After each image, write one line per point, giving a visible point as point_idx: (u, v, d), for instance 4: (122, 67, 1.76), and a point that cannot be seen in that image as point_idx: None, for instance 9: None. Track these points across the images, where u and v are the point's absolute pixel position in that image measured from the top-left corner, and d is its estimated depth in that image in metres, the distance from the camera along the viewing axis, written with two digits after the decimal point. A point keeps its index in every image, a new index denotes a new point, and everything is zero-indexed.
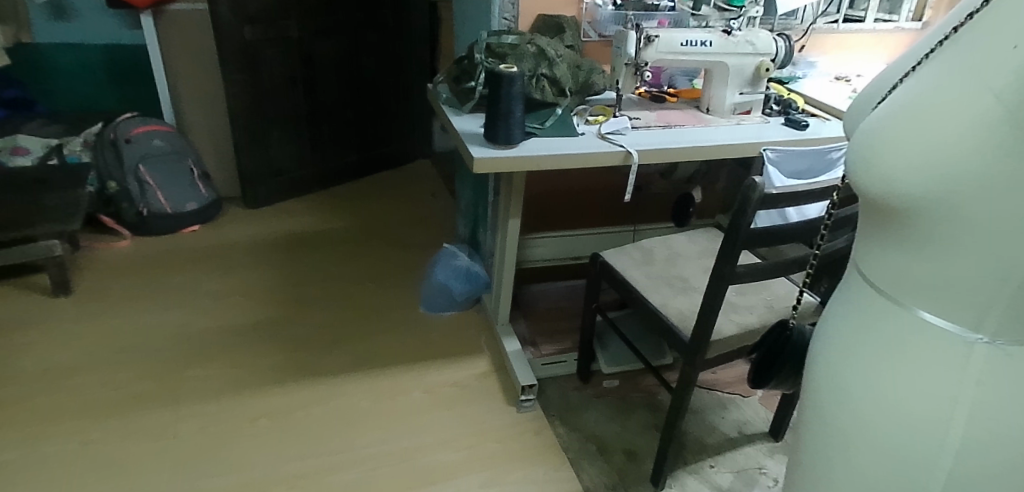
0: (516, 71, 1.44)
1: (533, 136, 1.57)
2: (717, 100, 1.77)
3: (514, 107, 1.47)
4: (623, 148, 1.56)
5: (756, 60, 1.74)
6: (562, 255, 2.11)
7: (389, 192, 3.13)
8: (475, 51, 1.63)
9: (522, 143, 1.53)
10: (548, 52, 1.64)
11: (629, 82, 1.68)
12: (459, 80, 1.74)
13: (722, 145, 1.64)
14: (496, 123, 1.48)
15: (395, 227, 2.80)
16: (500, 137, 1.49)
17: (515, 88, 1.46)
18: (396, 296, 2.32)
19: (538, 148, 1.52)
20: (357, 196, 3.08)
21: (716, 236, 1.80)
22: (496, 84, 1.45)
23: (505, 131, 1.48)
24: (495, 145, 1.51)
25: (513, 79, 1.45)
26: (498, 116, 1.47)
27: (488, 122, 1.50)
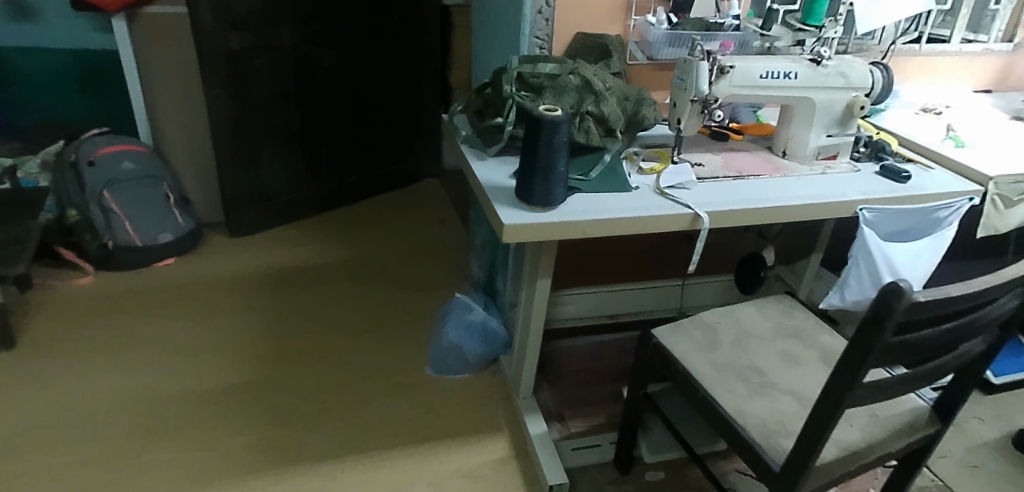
0: (562, 116, 1.13)
1: (577, 192, 1.26)
2: (798, 143, 1.44)
3: (557, 160, 1.15)
4: (692, 209, 1.24)
5: (849, 96, 1.40)
6: (597, 311, 1.82)
7: (390, 219, 2.80)
8: (504, 82, 1.34)
9: (565, 204, 1.21)
10: (595, 85, 1.32)
11: (693, 122, 1.35)
12: (485, 117, 1.44)
13: (810, 203, 1.31)
14: (533, 180, 1.17)
15: (399, 263, 2.47)
16: (537, 199, 1.18)
17: (560, 136, 1.14)
18: (398, 352, 2.00)
19: (585, 211, 1.20)
20: (355, 223, 2.75)
21: (791, 306, 1.47)
22: (535, 130, 1.13)
23: (544, 191, 1.17)
24: (530, 207, 1.19)
25: (558, 125, 1.13)
26: (536, 172, 1.16)
27: (521, 178, 1.19)
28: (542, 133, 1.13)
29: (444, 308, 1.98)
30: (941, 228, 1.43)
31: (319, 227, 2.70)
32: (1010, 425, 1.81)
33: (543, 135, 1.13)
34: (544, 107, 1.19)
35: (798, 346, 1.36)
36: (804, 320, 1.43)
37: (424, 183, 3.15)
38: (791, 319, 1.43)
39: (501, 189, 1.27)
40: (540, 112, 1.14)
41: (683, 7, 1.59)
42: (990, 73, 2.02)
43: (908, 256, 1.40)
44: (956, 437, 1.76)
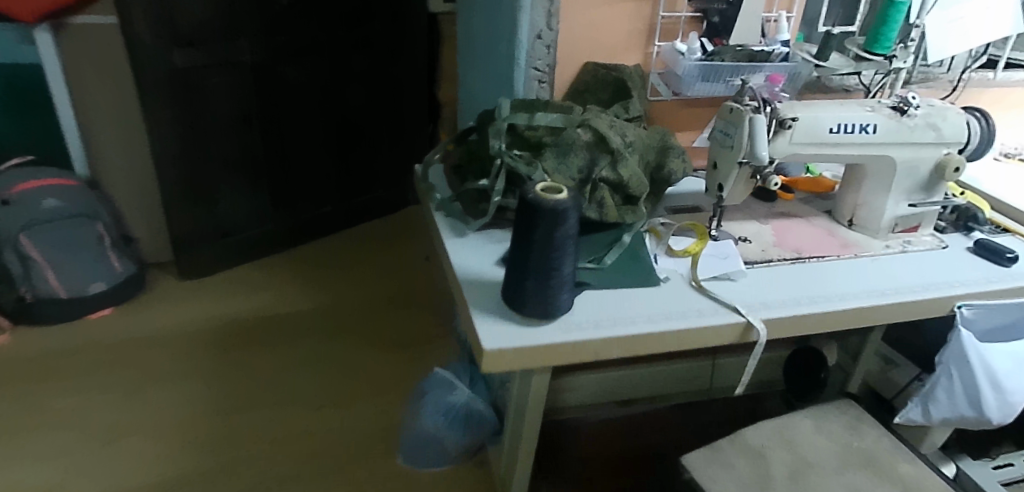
0: (571, 201, 0.79)
1: (586, 291, 0.93)
2: (871, 211, 1.12)
3: (562, 259, 0.83)
4: (743, 315, 0.91)
5: (938, 152, 1.08)
6: (602, 395, 1.56)
7: (368, 255, 2.46)
8: (491, 137, 1.01)
9: (571, 312, 0.89)
10: (613, 142, 0.99)
11: (739, 189, 1.03)
12: (468, 178, 1.11)
13: (896, 301, 0.98)
14: (528, 285, 0.84)
15: (374, 314, 2.14)
16: (534, 310, 0.85)
17: (566, 228, 0.81)
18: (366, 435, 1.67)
19: (598, 322, 0.88)
20: (326, 261, 2.41)
21: (859, 420, 1.15)
22: (531, 218, 0.80)
23: (543, 299, 0.85)
24: (524, 319, 0.87)
25: (565, 213, 0.80)
26: (534, 274, 0.83)
27: (512, 279, 0.87)
28: (541, 224, 0.80)
29: (422, 383, 1.65)
30: None
31: (285, 266, 2.37)
32: None
33: (541, 228, 0.80)
34: (544, 184, 0.85)
35: (873, 483, 1.03)
36: (876, 443, 1.10)
37: (410, 210, 2.81)
38: (858, 441, 1.10)
39: (483, 284, 0.94)
40: (540, 194, 0.81)
41: (720, 29, 1.26)
42: None
43: (1014, 360, 1.07)
44: None
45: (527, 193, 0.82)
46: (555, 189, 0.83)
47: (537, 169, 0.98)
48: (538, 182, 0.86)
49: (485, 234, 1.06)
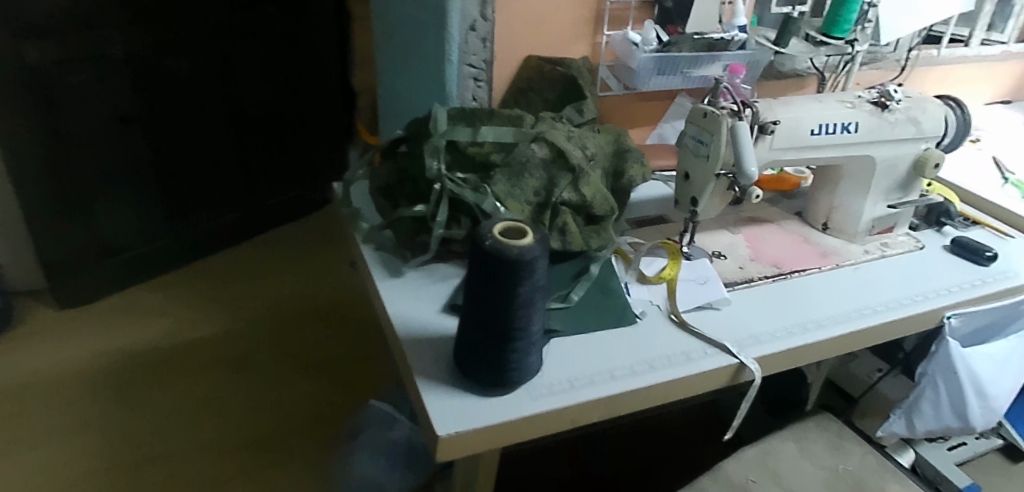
0: (539, 249, 0.63)
1: (553, 341, 0.78)
2: (847, 214, 1.03)
3: (530, 316, 0.67)
4: (735, 355, 0.79)
5: (917, 148, 0.99)
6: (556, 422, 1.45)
7: (284, 267, 2.21)
8: (427, 158, 0.84)
9: (539, 372, 0.74)
10: (573, 158, 0.84)
11: (714, 202, 0.91)
12: (400, 202, 0.93)
13: (890, 319, 0.88)
14: (489, 349, 0.68)
15: (297, 336, 1.91)
16: (496, 377, 0.69)
17: (534, 279, 0.65)
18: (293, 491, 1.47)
19: (572, 382, 0.73)
20: (239, 276, 2.15)
21: (841, 438, 1.07)
22: (491, 271, 0.64)
23: (507, 365, 0.69)
24: (483, 387, 0.71)
25: (533, 263, 0.64)
26: (496, 336, 0.67)
27: (467, 341, 0.70)
28: (503, 279, 0.63)
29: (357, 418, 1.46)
30: None
31: (189, 285, 2.09)
32: None
33: (503, 284, 0.64)
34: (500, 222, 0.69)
35: None
36: (862, 462, 1.03)
37: (330, 209, 2.56)
38: (844, 463, 1.03)
39: (428, 341, 0.77)
40: (500, 239, 0.65)
41: (673, 16, 1.12)
42: (1006, 78, 1.68)
43: (996, 363, 1.01)
44: None
45: (482, 238, 0.65)
46: (517, 231, 0.67)
47: (487, 194, 0.82)
48: (492, 220, 0.69)
49: (425, 271, 0.89)
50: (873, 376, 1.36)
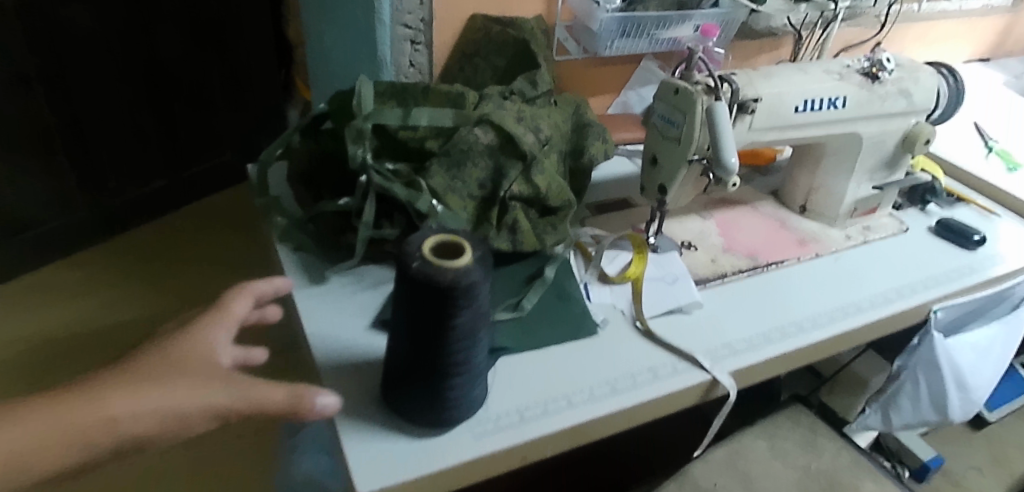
0: (480, 272, 0.51)
1: (502, 361, 0.67)
2: (828, 196, 0.96)
3: (471, 349, 0.55)
4: (708, 371, 0.69)
5: (906, 123, 0.91)
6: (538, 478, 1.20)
7: (217, 238, 1.97)
8: (350, 146, 0.70)
9: (484, 404, 0.63)
10: (524, 144, 0.71)
11: (686, 190, 0.81)
12: (323, 194, 0.81)
13: (875, 318, 0.80)
14: (421, 385, 0.57)
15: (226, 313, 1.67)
16: (431, 417, 0.59)
17: (476, 307, 0.53)
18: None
19: (522, 414, 0.63)
20: (165, 251, 1.92)
21: (814, 433, 1.01)
22: (420, 298, 0.52)
23: (444, 403, 0.58)
24: (416, 426, 0.60)
25: (473, 289, 0.51)
26: (429, 373, 0.56)
27: (396, 374, 0.59)
28: (435, 308, 0.51)
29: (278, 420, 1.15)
30: (1015, 304, 0.99)
31: (110, 261, 1.87)
32: (1013, 471, 1.52)
33: (436, 317, 0.52)
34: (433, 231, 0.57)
35: None
36: (835, 460, 0.97)
37: None
38: (816, 461, 0.97)
39: (353, 365, 0.66)
40: (430, 258, 0.52)
41: None
42: (987, 35, 1.60)
43: (976, 352, 0.95)
44: None
45: (409, 257, 0.53)
46: (454, 246, 0.55)
47: (422, 190, 0.69)
48: (421, 230, 0.57)
49: (353, 274, 0.78)
50: (843, 354, 1.30)
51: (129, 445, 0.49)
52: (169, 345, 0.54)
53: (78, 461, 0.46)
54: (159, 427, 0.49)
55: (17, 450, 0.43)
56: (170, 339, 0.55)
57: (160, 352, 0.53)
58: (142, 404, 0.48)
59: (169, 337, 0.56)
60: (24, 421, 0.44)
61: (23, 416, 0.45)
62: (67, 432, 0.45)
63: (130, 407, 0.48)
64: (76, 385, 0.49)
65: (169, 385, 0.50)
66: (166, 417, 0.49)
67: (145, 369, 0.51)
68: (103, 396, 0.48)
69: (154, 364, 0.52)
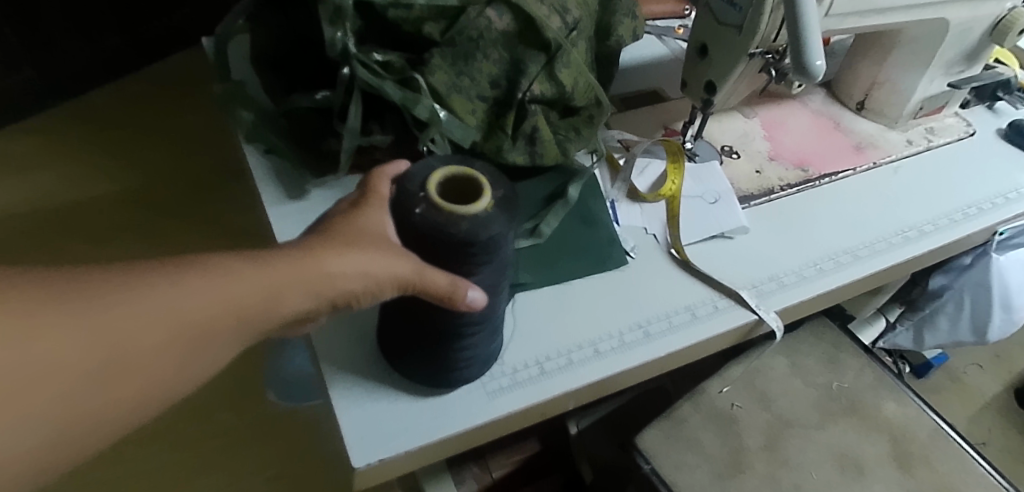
0: (502, 225, 0.39)
1: (518, 302, 0.58)
2: (893, 93, 0.82)
3: (489, 304, 0.45)
4: (754, 311, 0.60)
5: (1001, 7, 0.75)
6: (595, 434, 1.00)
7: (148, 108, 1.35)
8: (325, 30, 0.55)
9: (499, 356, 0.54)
10: (549, 31, 0.57)
11: (739, 88, 0.67)
12: (296, 86, 0.65)
13: (939, 245, 0.70)
14: (424, 344, 0.47)
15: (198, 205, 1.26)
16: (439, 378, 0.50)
17: (497, 260, 0.43)
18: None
19: (541, 366, 0.54)
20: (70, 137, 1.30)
21: (837, 349, 0.95)
22: (425, 250, 0.40)
23: (451, 363, 0.49)
24: (417, 384, 0.52)
25: (491, 243, 0.40)
26: (435, 333, 0.46)
27: (395, 328, 0.49)
28: (448, 263, 0.41)
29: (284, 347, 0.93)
30: None
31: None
32: (1011, 370, 1.50)
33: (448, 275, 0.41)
34: (440, 156, 0.43)
35: (858, 437, 0.86)
36: (858, 378, 0.92)
37: None
38: (839, 380, 0.92)
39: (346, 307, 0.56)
40: (438, 201, 0.39)
41: None
42: None
43: None
44: (955, 398, 1.45)
45: (411, 199, 0.40)
46: (469, 183, 0.42)
47: (420, 90, 0.56)
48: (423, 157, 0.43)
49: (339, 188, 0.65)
50: None
51: (334, 305, 0.39)
52: (357, 208, 0.41)
53: (287, 320, 0.37)
54: (362, 292, 0.39)
55: (233, 301, 0.34)
56: (353, 206, 0.42)
57: (349, 215, 0.41)
58: (347, 271, 0.38)
59: (353, 209, 0.42)
60: (227, 268, 0.35)
61: (224, 263, 0.35)
62: (287, 285, 0.36)
63: (337, 268, 0.37)
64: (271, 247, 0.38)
65: (371, 249, 0.39)
66: (369, 284, 0.39)
67: (336, 229, 0.39)
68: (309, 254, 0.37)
69: (354, 225, 0.40)
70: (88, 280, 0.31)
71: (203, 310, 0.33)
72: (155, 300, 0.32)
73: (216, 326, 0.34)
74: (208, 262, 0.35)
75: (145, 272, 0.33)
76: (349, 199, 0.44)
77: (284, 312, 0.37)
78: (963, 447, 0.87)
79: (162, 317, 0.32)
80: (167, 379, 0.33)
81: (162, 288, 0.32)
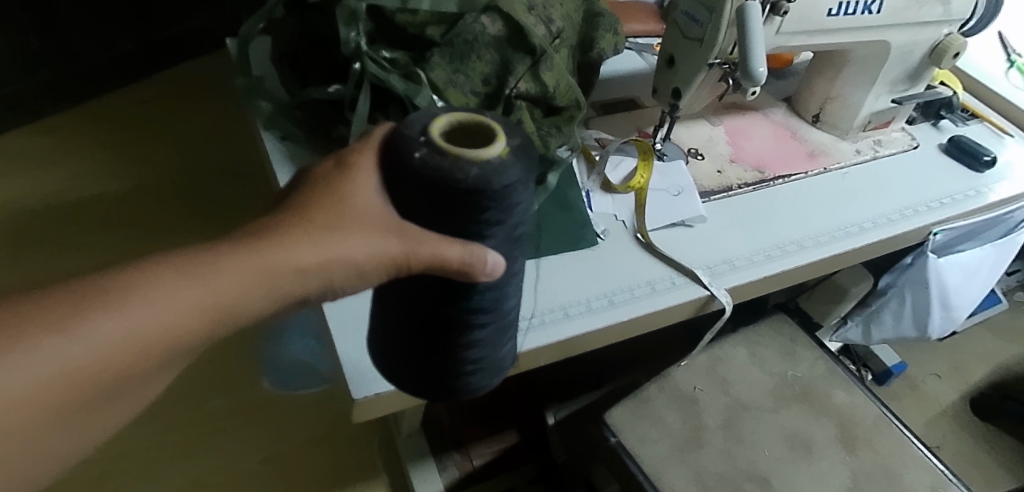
0: (515, 173, 0.40)
1: (527, 267, 0.67)
2: (844, 107, 0.91)
3: (499, 292, 0.49)
4: (707, 287, 0.68)
5: (938, 32, 0.86)
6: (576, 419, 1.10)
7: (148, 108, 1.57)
8: (343, 27, 0.64)
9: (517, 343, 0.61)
10: (534, 37, 0.66)
11: (701, 94, 0.77)
12: (310, 80, 0.73)
13: (874, 240, 0.79)
14: (432, 340, 0.51)
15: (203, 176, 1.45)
16: (441, 378, 0.54)
17: (508, 223, 0.44)
18: (183, 434, 1.25)
19: (526, 321, 0.63)
20: (109, 141, 1.49)
21: (793, 342, 1.03)
22: (425, 197, 0.40)
23: (464, 368, 0.54)
24: (412, 375, 0.55)
25: (504, 190, 0.40)
26: (439, 331, 0.50)
27: (399, 325, 0.51)
28: (449, 216, 0.41)
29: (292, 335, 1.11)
30: (1008, 225, 0.99)
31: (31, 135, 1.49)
32: (967, 380, 1.59)
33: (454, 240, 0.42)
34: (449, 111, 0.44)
35: (808, 420, 0.94)
36: (811, 369, 1.00)
37: None
38: (793, 369, 1.00)
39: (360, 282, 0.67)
40: (439, 145, 0.40)
41: None
42: None
43: (966, 271, 0.96)
44: (913, 406, 1.53)
45: (413, 143, 0.41)
46: (477, 129, 0.43)
47: (422, 83, 0.64)
48: (431, 112, 0.44)
49: None
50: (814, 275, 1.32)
51: (322, 289, 0.41)
52: (350, 171, 0.42)
53: (275, 304, 0.39)
54: (351, 271, 0.40)
55: (188, 318, 0.35)
56: (340, 169, 0.42)
57: (336, 182, 0.41)
58: (346, 255, 0.39)
59: (341, 167, 0.42)
60: (193, 275, 0.36)
61: (188, 272, 0.36)
62: (249, 291, 0.37)
63: (315, 263, 0.39)
64: (233, 238, 0.39)
65: (370, 229, 0.41)
66: (357, 267, 0.40)
67: (330, 202, 0.40)
68: (282, 242, 0.38)
69: (349, 200, 0.41)
70: (22, 313, 0.32)
71: (173, 319, 0.35)
72: (108, 326, 0.33)
73: (197, 326, 0.36)
74: (157, 281, 0.35)
75: (101, 291, 0.34)
76: (344, 149, 0.44)
77: (248, 315, 0.39)
78: (905, 434, 0.94)
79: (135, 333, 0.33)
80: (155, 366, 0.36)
81: (107, 314, 0.33)
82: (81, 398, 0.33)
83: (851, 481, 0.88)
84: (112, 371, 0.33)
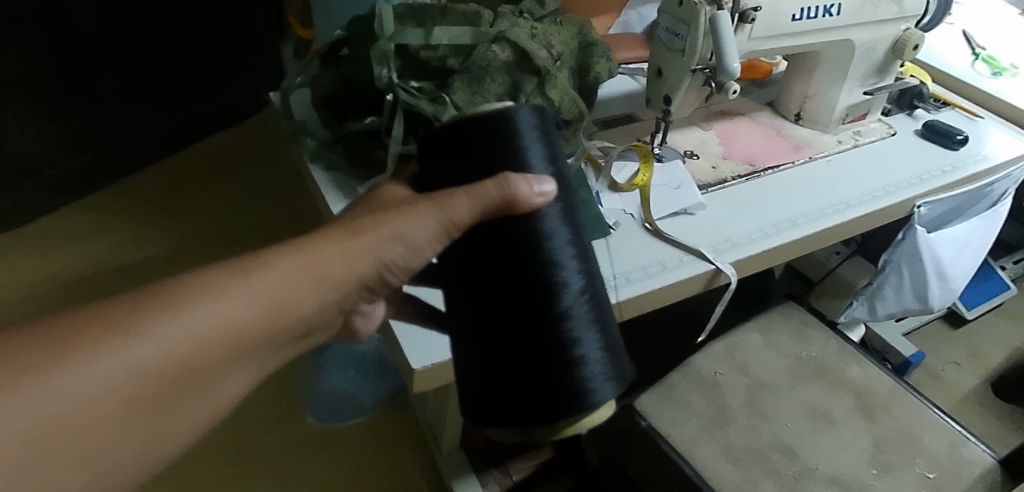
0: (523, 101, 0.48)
1: (599, 246, 0.78)
2: (821, 103, 1.01)
3: (560, 246, 0.48)
4: (711, 262, 0.77)
5: (895, 29, 0.96)
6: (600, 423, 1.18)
7: (188, 179, 1.89)
8: (377, 66, 0.76)
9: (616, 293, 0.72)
10: (538, 60, 0.77)
11: (689, 99, 0.87)
12: (347, 116, 0.85)
13: (861, 214, 0.87)
14: (507, 311, 0.48)
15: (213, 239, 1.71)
16: (524, 358, 0.48)
17: (541, 160, 0.49)
18: (232, 472, 1.30)
19: (614, 281, 0.74)
20: (169, 215, 1.78)
21: (805, 325, 1.10)
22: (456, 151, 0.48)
23: (557, 346, 0.48)
24: (503, 376, 0.50)
25: (518, 117, 0.48)
26: (498, 287, 0.48)
27: (472, 309, 0.50)
28: (483, 158, 0.47)
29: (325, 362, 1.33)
30: (990, 199, 1.06)
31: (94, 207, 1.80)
32: (986, 365, 1.62)
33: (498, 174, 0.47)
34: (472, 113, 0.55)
35: (826, 395, 1.00)
36: (824, 348, 1.07)
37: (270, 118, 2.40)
38: (807, 350, 1.06)
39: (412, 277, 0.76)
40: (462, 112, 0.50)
41: None
42: None
43: (957, 244, 1.03)
44: (937, 393, 1.56)
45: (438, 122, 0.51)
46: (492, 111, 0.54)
47: (446, 104, 0.75)
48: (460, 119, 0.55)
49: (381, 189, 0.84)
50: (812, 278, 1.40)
51: (371, 278, 0.47)
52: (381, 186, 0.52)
53: (336, 294, 0.46)
54: (400, 256, 0.47)
55: (250, 314, 0.41)
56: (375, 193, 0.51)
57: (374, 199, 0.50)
58: (390, 237, 0.46)
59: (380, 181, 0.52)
60: (258, 271, 0.42)
61: (255, 270, 0.42)
62: (307, 284, 0.44)
63: (354, 248, 0.45)
64: (288, 242, 0.45)
65: (413, 210, 0.47)
66: (403, 250, 0.47)
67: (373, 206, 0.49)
68: (328, 241, 0.45)
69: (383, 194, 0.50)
70: (117, 312, 0.37)
71: (247, 309, 0.41)
72: (197, 313, 0.39)
73: (268, 313, 0.42)
74: (226, 281, 0.41)
75: (184, 288, 0.40)
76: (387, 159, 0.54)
77: (304, 310, 0.44)
78: (918, 399, 1.00)
79: (219, 322, 0.39)
80: (237, 353, 0.41)
81: (178, 311, 0.38)
82: (175, 383, 0.39)
83: (873, 447, 0.93)
84: (205, 354, 0.39)
